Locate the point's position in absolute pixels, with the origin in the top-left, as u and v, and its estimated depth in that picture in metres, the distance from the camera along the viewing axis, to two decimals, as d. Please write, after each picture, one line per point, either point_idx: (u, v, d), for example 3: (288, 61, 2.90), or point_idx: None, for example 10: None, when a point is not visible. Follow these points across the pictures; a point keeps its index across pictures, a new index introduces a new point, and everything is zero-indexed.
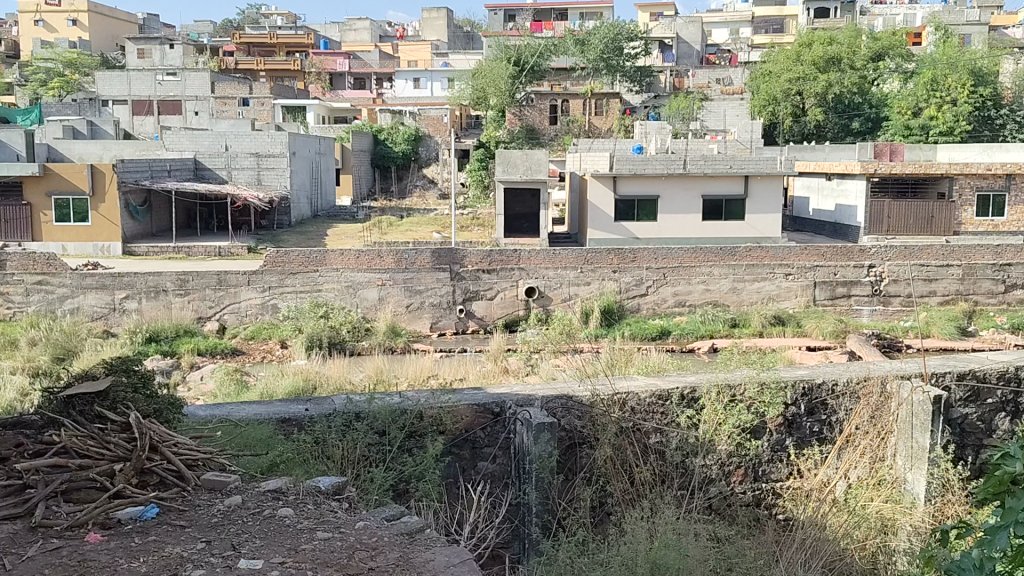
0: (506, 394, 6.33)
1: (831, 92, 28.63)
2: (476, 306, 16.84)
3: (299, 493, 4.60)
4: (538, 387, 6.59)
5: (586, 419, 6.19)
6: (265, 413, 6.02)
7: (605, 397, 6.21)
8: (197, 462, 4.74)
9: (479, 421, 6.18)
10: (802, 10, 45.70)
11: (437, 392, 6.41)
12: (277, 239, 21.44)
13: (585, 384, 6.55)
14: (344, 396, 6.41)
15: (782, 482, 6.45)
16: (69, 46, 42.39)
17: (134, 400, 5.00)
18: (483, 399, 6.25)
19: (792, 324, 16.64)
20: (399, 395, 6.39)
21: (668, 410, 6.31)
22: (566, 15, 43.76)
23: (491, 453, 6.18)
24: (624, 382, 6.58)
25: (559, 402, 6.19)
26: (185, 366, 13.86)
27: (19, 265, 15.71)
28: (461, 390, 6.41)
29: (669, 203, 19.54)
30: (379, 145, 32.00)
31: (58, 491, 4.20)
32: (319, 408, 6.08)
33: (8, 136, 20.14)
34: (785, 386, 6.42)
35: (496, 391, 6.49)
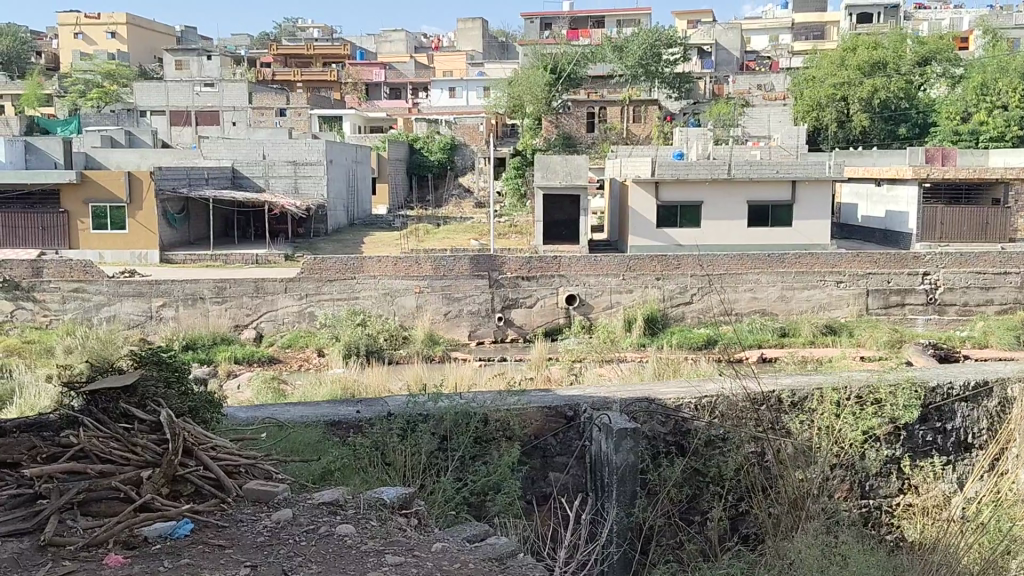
0: (580, 398, 6.06)
1: (876, 97, 27.90)
2: (516, 314, 16.46)
3: (359, 507, 4.23)
4: (614, 393, 6.35)
5: (675, 427, 5.98)
6: (313, 415, 5.75)
7: (693, 402, 6.05)
8: (237, 469, 4.39)
9: (551, 425, 5.88)
10: (845, 15, 44.85)
11: (503, 394, 6.10)
12: (313, 247, 21.28)
13: (668, 389, 6.33)
14: (395, 398, 6.12)
15: (888, 497, 6.09)
16: (109, 58, 42.89)
17: (164, 396, 4.70)
18: (555, 403, 5.95)
19: (844, 334, 16.09)
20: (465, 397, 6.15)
21: (763, 416, 6.06)
22: (603, 23, 43.38)
23: (563, 462, 5.83)
24: (711, 386, 6.38)
25: (641, 405, 5.97)
26: (222, 375, 13.64)
27: (55, 272, 15.56)
28: (530, 394, 6.13)
29: (713, 208, 19.04)
30: (415, 154, 31.91)
31: (74, 503, 3.85)
32: (371, 410, 5.80)
33: (47, 144, 20.42)
34: (906, 389, 6.13)
35: (567, 395, 6.25)
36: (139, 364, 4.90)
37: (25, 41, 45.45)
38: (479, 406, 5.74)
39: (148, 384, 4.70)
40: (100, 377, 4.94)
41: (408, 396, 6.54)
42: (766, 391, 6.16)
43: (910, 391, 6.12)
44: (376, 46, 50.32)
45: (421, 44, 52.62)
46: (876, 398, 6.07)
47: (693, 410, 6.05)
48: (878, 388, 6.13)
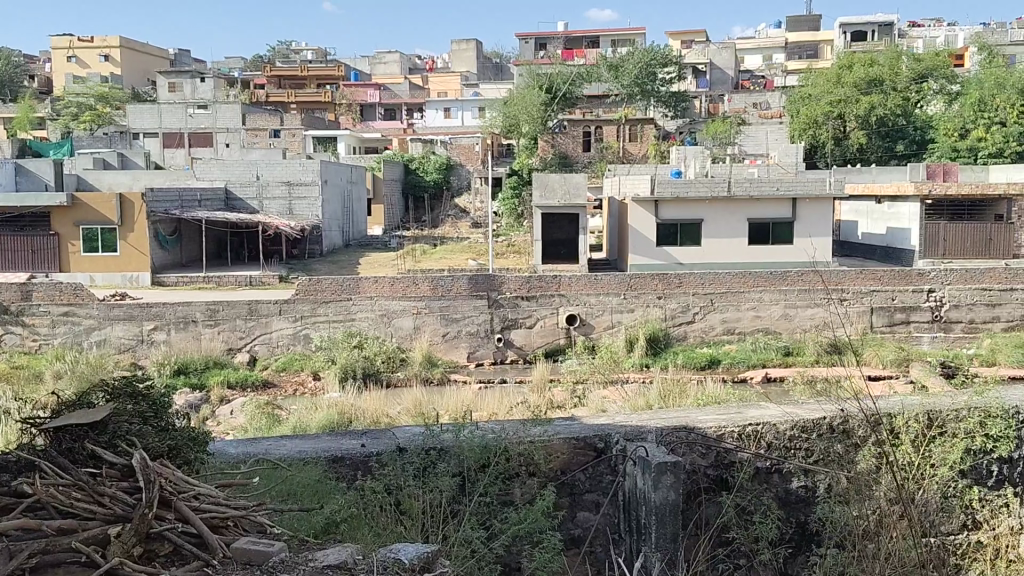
0: (610, 426, 5.50)
1: (874, 114, 27.83)
2: (516, 335, 16.12)
3: (370, 568, 3.59)
4: (645, 420, 5.77)
5: (715, 458, 5.38)
6: (313, 450, 5.32)
7: (736, 430, 5.43)
8: (226, 523, 3.82)
9: (579, 459, 5.38)
10: (838, 33, 44.99)
11: (523, 423, 5.58)
12: (308, 268, 20.95)
13: (705, 416, 5.72)
14: (403, 430, 5.71)
15: (950, 535, 5.40)
16: (101, 81, 42.72)
17: (139, 434, 4.26)
18: (582, 432, 5.43)
19: (850, 353, 15.80)
20: (481, 426, 5.64)
21: (814, 445, 5.49)
22: (598, 43, 43.48)
23: (593, 501, 5.33)
24: (752, 412, 5.83)
25: (678, 433, 5.37)
26: (215, 400, 13.26)
27: (44, 296, 15.19)
28: (553, 422, 5.58)
29: (713, 227, 18.78)
30: (410, 174, 31.73)
31: (27, 568, 3.33)
32: (377, 443, 5.39)
33: (36, 165, 20.03)
34: (975, 417, 5.50)
35: (592, 422, 5.68)
36: (111, 397, 4.47)
37: (17, 65, 45.30)
38: (495, 438, 5.17)
39: (120, 421, 4.27)
40: (68, 411, 4.50)
41: (410, 425, 6.17)
42: (817, 417, 5.52)
43: (979, 414, 5.50)
44: (370, 68, 50.17)
45: (415, 66, 52.63)
46: (937, 424, 5.46)
47: (736, 439, 5.44)
48: (948, 415, 5.50)
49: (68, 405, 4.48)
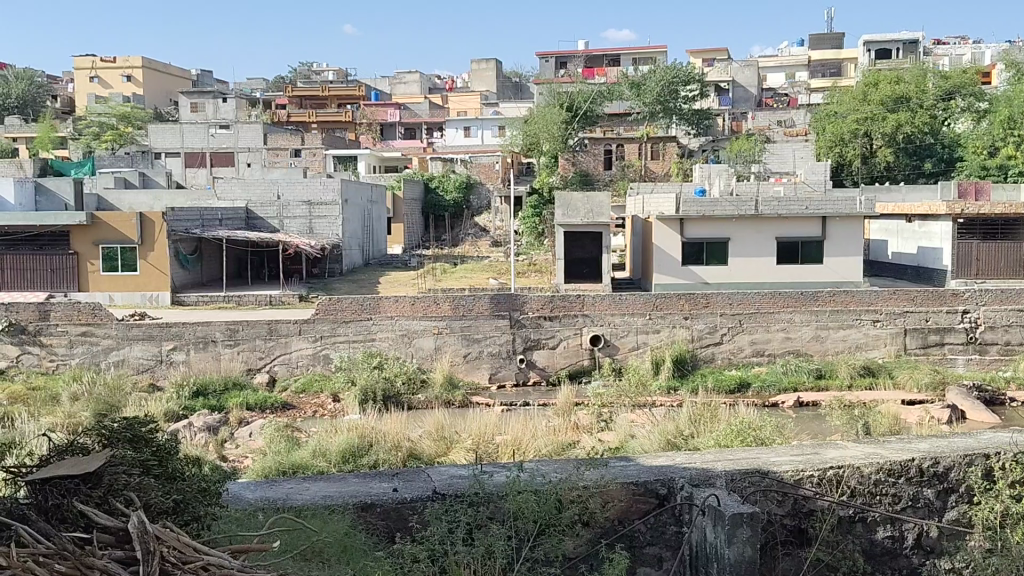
0: (673, 469, 4.92)
1: (901, 132, 27.37)
2: (538, 355, 15.76)
3: None
4: (713, 461, 5.16)
5: (792, 507, 4.81)
6: (340, 495, 4.71)
7: (818, 474, 4.89)
8: None
9: (638, 506, 4.76)
10: (862, 52, 44.64)
11: (576, 464, 4.99)
12: (329, 287, 20.75)
13: (778, 457, 5.15)
14: (438, 472, 5.14)
15: None
16: (124, 100, 43.00)
17: (138, 488, 3.58)
18: (642, 477, 4.82)
19: (883, 375, 15.37)
20: (535, 470, 5.10)
21: (900, 490, 5.02)
22: (619, 62, 43.33)
23: (655, 554, 4.74)
24: (830, 453, 5.26)
25: (750, 477, 4.78)
26: (234, 422, 12.99)
27: (63, 316, 15.02)
28: (610, 464, 5.00)
29: (740, 245, 18.39)
30: (430, 193, 31.55)
31: None
32: (410, 487, 4.81)
33: (56, 184, 20.12)
34: None
35: (653, 463, 5.11)
36: (110, 444, 3.84)
37: (39, 85, 45.59)
38: (550, 484, 4.61)
39: (117, 473, 3.59)
40: (57, 458, 3.84)
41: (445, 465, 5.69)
42: (904, 459, 5.07)
43: None
44: (391, 88, 50.33)
45: (435, 86, 52.76)
46: None
47: (815, 485, 4.89)
48: None
49: (56, 452, 3.85)
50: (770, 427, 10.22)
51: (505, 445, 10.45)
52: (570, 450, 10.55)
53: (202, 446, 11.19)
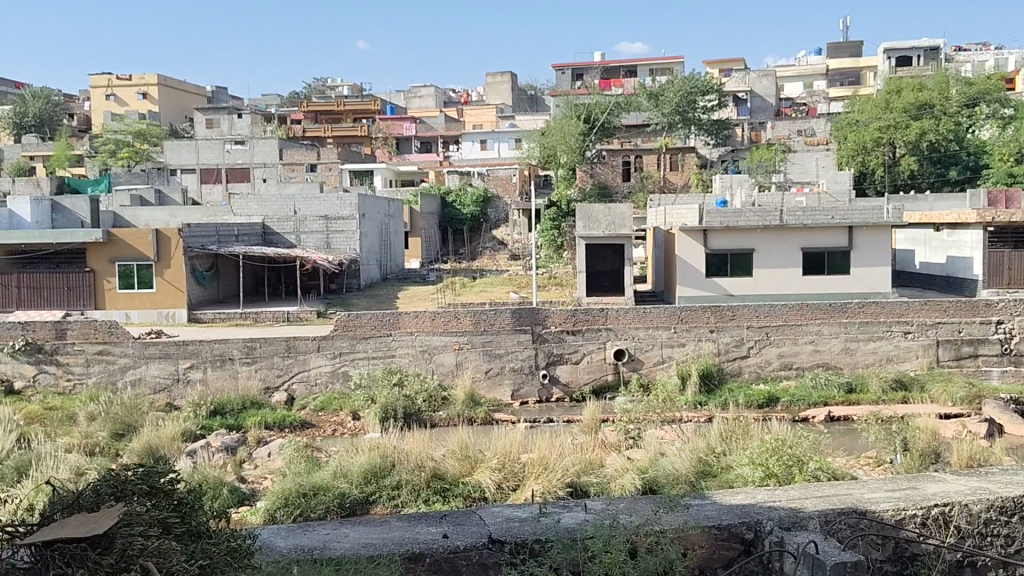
0: (758, 510, 4.73)
1: (924, 140, 26.93)
2: (561, 370, 15.43)
3: None
4: (801, 498, 5.01)
5: (895, 551, 4.64)
6: (381, 543, 4.50)
7: (924, 513, 4.74)
8: None
9: (723, 553, 4.58)
10: (881, 59, 44.26)
11: (654, 507, 4.81)
12: (346, 303, 20.52)
13: (877, 493, 5.00)
14: (490, 513, 4.92)
15: None
16: (140, 118, 43.19)
17: (157, 555, 3.30)
18: (728, 519, 4.65)
19: (915, 389, 14.93)
20: (600, 511, 4.97)
21: (1015, 531, 4.86)
22: (635, 73, 43.17)
23: None
24: (930, 488, 5.13)
25: (848, 518, 4.63)
26: (253, 442, 12.73)
27: (79, 335, 14.83)
28: (687, 504, 4.82)
29: (765, 256, 18.01)
30: (447, 207, 31.37)
31: None
32: (460, 533, 4.59)
33: (73, 203, 20.14)
34: None
35: (733, 501, 4.96)
36: (125, 497, 3.63)
37: (58, 103, 45.80)
38: (621, 528, 4.40)
39: (131, 538, 3.31)
40: (64, 513, 3.60)
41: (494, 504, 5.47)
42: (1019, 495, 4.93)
43: None
44: (406, 102, 50.41)
45: (451, 99, 52.82)
46: None
47: (920, 526, 4.73)
48: None
49: (66, 506, 3.63)
50: (807, 444, 9.85)
51: (531, 465, 10.11)
52: (598, 469, 10.21)
53: (220, 468, 10.95)
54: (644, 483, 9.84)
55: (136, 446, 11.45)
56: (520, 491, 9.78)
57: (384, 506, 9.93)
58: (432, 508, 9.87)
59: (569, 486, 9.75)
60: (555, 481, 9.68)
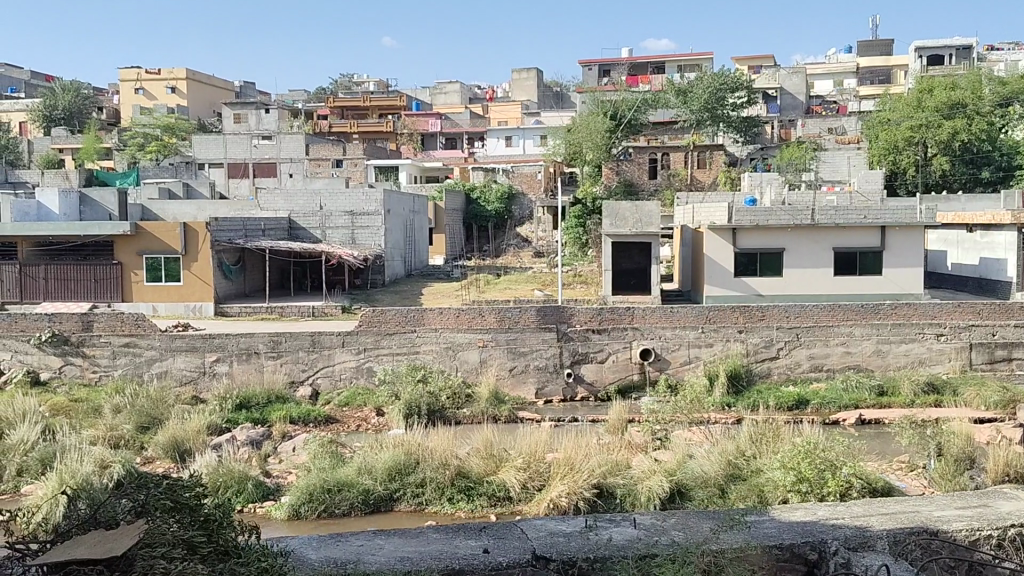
0: (823, 530, 5.31)
1: (957, 140, 26.44)
2: (586, 370, 15.26)
3: None
4: (864, 515, 5.70)
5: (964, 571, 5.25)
6: (415, 558, 4.92)
7: (991, 534, 5.44)
8: None
9: (792, 568, 5.14)
10: (913, 57, 43.67)
11: (719, 524, 5.37)
12: (371, 299, 20.48)
13: (945, 512, 5.71)
14: (528, 528, 5.43)
15: None
16: (167, 111, 43.34)
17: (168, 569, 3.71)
18: (800, 537, 5.23)
19: (947, 393, 14.62)
20: (651, 527, 5.46)
21: None
22: (663, 69, 42.84)
23: None
24: (998, 507, 5.86)
25: (918, 538, 5.31)
26: (277, 436, 12.69)
27: (106, 327, 14.88)
28: (751, 522, 5.42)
29: (795, 256, 17.75)
30: (471, 203, 31.24)
31: None
32: (500, 548, 5.06)
33: (101, 195, 20.25)
34: None
35: (791, 518, 5.58)
36: (149, 514, 4.13)
37: (86, 96, 46.14)
38: (680, 547, 4.90)
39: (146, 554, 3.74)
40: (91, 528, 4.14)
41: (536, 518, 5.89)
42: None
43: None
44: (431, 98, 50.33)
45: (476, 95, 52.69)
46: None
47: (992, 546, 5.43)
48: None
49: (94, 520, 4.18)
50: (840, 447, 9.66)
51: (557, 464, 9.97)
52: (625, 470, 10.05)
53: (245, 462, 10.94)
54: (671, 486, 9.71)
55: (161, 440, 11.47)
56: (546, 492, 9.67)
57: (408, 503, 9.90)
58: (456, 506, 9.81)
59: (595, 487, 9.63)
60: (581, 483, 9.53)
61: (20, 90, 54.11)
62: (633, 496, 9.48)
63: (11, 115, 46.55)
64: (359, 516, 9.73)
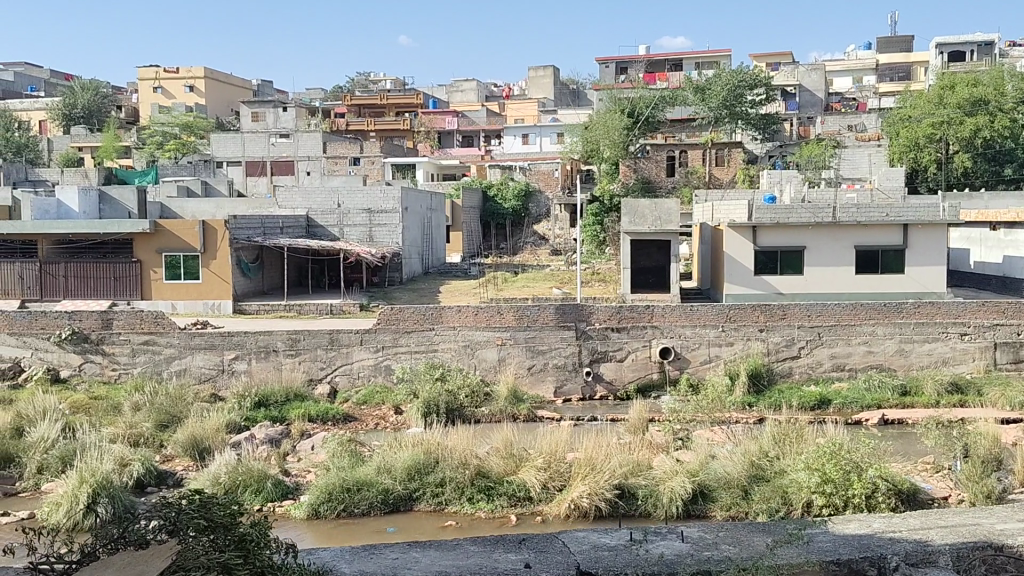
0: (873, 547, 5.41)
1: (979, 136, 26.13)
2: (605, 368, 15.15)
3: None
4: (914, 529, 5.81)
5: None
6: (457, 570, 4.98)
7: None
8: None
9: None
10: (934, 54, 43.33)
11: (767, 542, 5.45)
12: (389, 297, 20.44)
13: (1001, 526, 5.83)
14: (566, 540, 5.49)
15: None
16: (186, 109, 43.49)
17: None
18: (850, 554, 5.31)
19: (972, 393, 14.41)
20: (696, 542, 5.51)
21: None
22: (681, 66, 42.61)
23: None
24: None
25: (974, 554, 5.43)
26: (296, 434, 12.65)
27: (125, 325, 14.91)
28: (801, 538, 5.53)
29: (817, 254, 17.56)
30: (488, 201, 31.17)
31: None
32: (543, 563, 5.12)
33: (121, 194, 20.41)
34: None
35: (845, 529, 5.75)
36: (180, 540, 4.13)
37: (105, 95, 46.33)
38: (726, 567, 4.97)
39: None
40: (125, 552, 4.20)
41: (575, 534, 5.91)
42: None
43: None
44: (448, 96, 50.30)
45: (492, 93, 52.62)
46: None
47: None
48: None
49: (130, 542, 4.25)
50: (866, 448, 9.53)
51: (578, 465, 9.89)
52: (647, 470, 9.94)
53: (264, 460, 10.92)
54: (694, 487, 9.61)
55: (181, 438, 11.46)
56: (567, 492, 9.62)
57: (428, 503, 9.83)
58: (476, 506, 9.74)
59: (616, 487, 9.55)
60: (602, 483, 9.50)
61: (39, 89, 54.40)
62: (655, 497, 9.48)
63: (31, 113, 46.81)
64: (379, 516, 9.68)
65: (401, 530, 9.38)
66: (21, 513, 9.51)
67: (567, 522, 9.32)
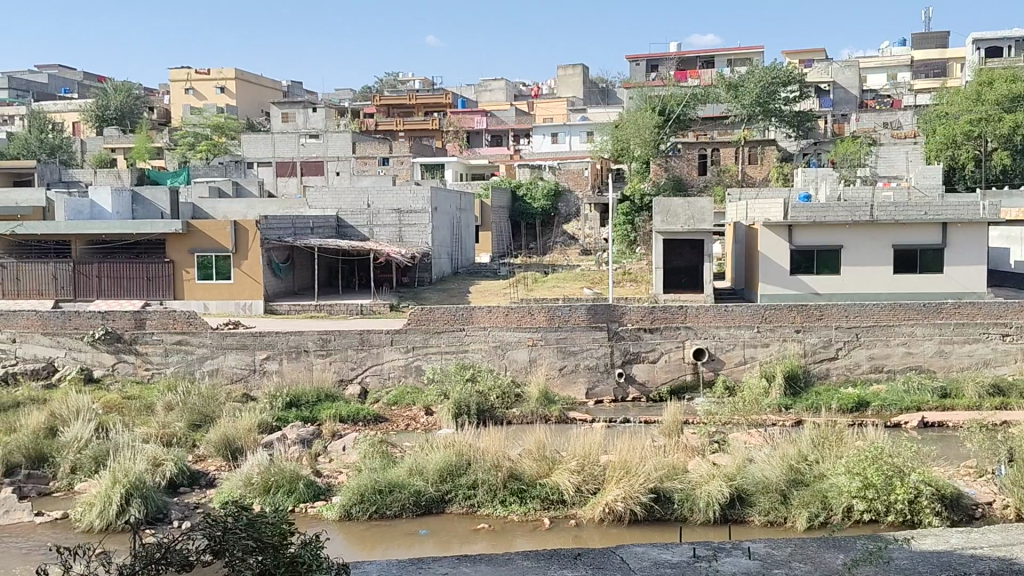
0: (960, 562, 4.90)
1: (1019, 133, 25.53)
2: (638, 369, 14.95)
3: None
4: (997, 545, 5.27)
5: None
6: None
7: None
8: None
9: None
10: (970, 50, 42.49)
11: (844, 559, 4.97)
12: (419, 297, 20.38)
13: None
14: (625, 556, 5.14)
15: None
16: (217, 110, 43.77)
17: None
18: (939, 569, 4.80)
19: (1015, 395, 14.04)
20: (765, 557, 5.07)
21: None
22: (713, 63, 42.11)
23: None
24: None
25: None
26: (327, 435, 12.60)
27: (158, 324, 14.96)
28: (880, 554, 5.00)
29: (854, 253, 17.23)
30: (518, 201, 31.06)
31: None
32: None
33: (154, 195, 20.58)
34: None
35: (922, 547, 5.20)
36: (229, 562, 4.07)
37: (137, 97, 46.75)
38: None
39: None
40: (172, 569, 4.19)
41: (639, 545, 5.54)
42: None
43: None
44: (477, 96, 50.24)
45: (521, 92, 52.46)
46: None
47: None
48: None
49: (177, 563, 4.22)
50: (909, 451, 9.29)
51: (612, 468, 9.72)
52: (684, 474, 9.74)
53: (296, 461, 10.87)
54: (732, 491, 9.39)
55: (213, 437, 11.46)
56: (601, 495, 9.46)
57: (460, 505, 9.74)
58: (509, 508, 9.62)
59: (651, 491, 9.38)
60: (637, 486, 9.33)
61: (73, 91, 55.06)
62: (691, 501, 9.30)
63: (65, 115, 47.44)
64: (411, 518, 9.60)
65: (432, 532, 9.28)
66: (55, 513, 9.53)
67: (602, 526, 9.18)
